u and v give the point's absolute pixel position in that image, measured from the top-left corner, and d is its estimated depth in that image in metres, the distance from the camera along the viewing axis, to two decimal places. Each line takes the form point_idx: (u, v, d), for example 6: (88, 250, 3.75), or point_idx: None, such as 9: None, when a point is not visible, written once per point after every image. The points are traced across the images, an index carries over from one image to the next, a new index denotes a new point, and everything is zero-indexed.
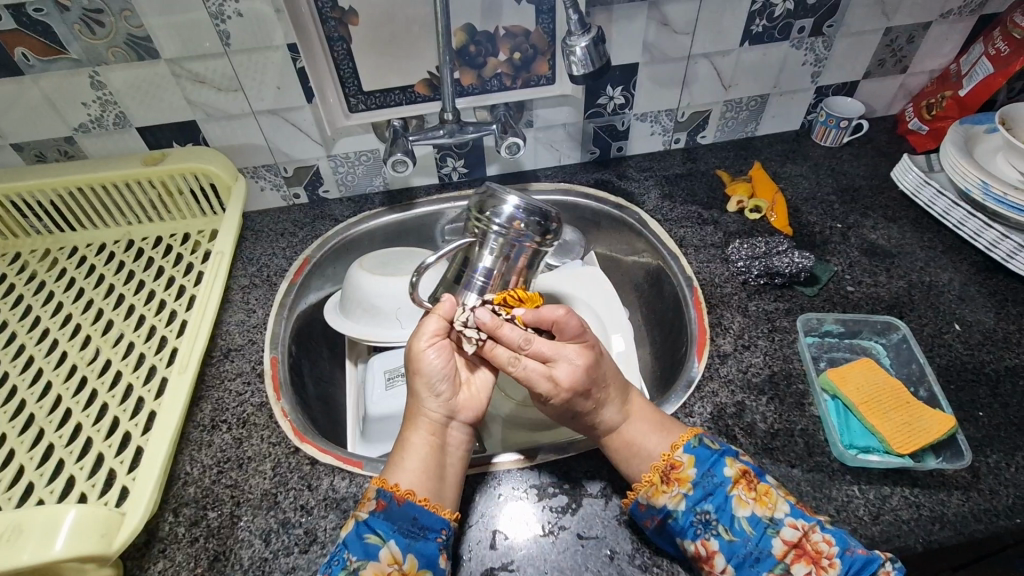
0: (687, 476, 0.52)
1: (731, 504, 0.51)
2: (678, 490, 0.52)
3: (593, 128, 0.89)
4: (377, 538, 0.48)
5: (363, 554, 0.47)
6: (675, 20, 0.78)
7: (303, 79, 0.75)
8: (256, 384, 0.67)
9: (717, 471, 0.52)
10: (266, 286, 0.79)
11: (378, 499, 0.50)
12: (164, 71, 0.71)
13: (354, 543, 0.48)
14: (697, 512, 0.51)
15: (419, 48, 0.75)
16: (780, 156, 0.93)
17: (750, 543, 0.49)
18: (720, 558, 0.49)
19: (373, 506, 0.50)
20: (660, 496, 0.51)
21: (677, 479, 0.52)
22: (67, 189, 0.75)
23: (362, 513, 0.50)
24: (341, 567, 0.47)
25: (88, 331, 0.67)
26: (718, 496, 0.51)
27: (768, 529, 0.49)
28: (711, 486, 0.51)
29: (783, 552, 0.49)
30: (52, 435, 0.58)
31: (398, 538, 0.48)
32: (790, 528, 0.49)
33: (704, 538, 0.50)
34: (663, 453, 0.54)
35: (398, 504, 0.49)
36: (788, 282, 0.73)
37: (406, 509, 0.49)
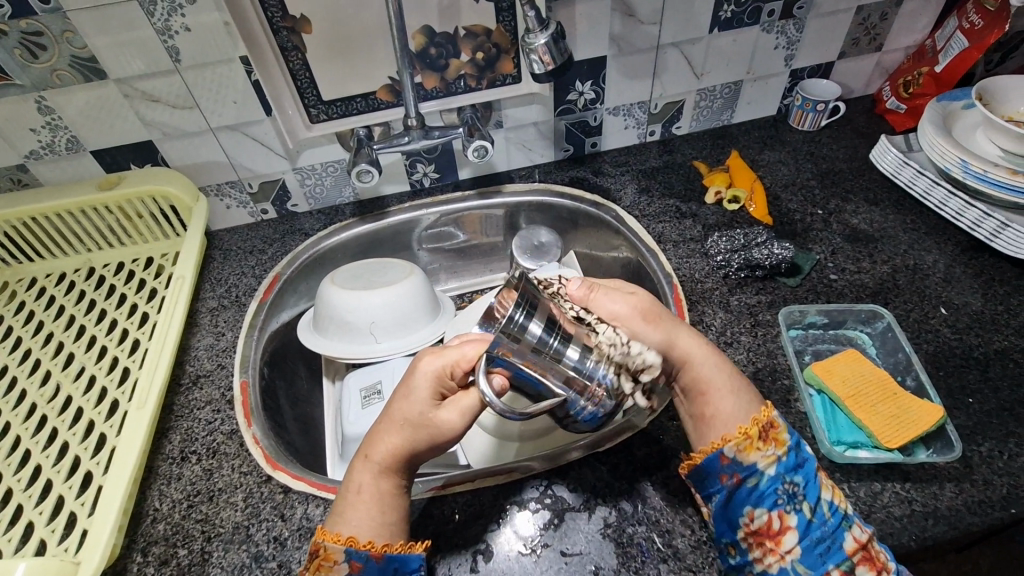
0: (784, 440, 0.49)
1: (818, 484, 0.48)
2: (772, 451, 0.48)
3: (565, 125, 0.87)
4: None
5: None
6: (641, 11, 0.76)
7: (260, 92, 0.72)
8: (225, 412, 0.65)
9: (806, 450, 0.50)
10: (235, 308, 0.76)
11: (350, 563, 0.46)
12: (113, 92, 0.69)
13: None
14: (784, 481, 0.48)
15: (378, 53, 0.73)
16: (758, 143, 0.91)
17: (826, 529, 0.46)
18: (791, 536, 0.46)
19: (346, 569, 0.46)
20: (752, 452, 0.48)
21: (774, 439, 0.49)
22: (20, 220, 0.72)
23: None
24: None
25: (48, 366, 0.65)
26: (806, 472, 0.48)
27: (845, 521, 0.47)
28: (802, 459, 0.49)
29: (853, 549, 0.45)
30: (10, 479, 0.55)
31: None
32: (860, 528, 0.47)
33: (782, 511, 0.47)
34: (758, 414, 0.50)
35: (375, 561, 0.46)
36: (769, 273, 0.71)
37: (385, 563, 0.47)
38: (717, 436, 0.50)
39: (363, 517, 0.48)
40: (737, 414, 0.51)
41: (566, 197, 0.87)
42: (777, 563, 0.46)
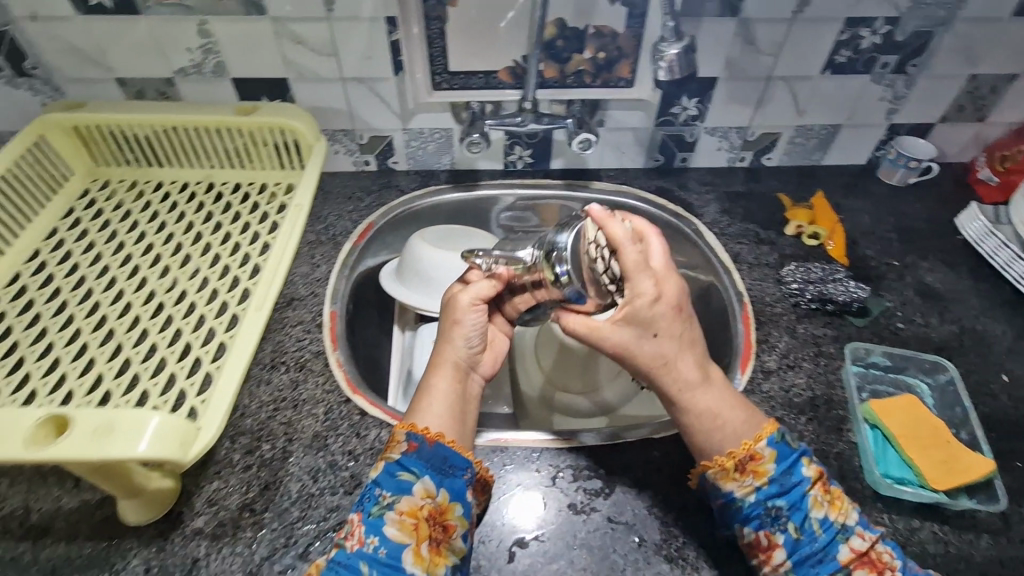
0: (764, 470, 0.51)
1: (808, 503, 0.50)
2: (751, 480, 0.51)
3: (661, 136, 0.91)
4: (410, 476, 0.50)
5: (396, 490, 0.50)
6: (761, 40, 0.79)
7: (395, 53, 0.78)
8: (314, 333, 0.71)
9: (795, 471, 0.51)
10: (330, 245, 0.82)
11: (409, 441, 0.51)
12: (267, 28, 0.75)
13: (387, 481, 0.50)
14: (767, 506, 0.50)
15: (509, 35, 0.77)
16: (843, 188, 0.94)
17: (818, 545, 0.49)
18: (781, 552, 0.49)
19: (404, 447, 0.51)
20: (728, 481, 0.51)
21: (752, 471, 0.51)
22: (162, 127, 0.79)
23: (393, 453, 0.51)
24: (374, 502, 0.49)
25: (168, 261, 0.71)
26: (793, 494, 0.50)
27: (839, 534, 0.49)
28: (788, 485, 0.50)
29: (848, 559, 0.48)
30: (130, 351, 0.62)
31: (431, 474, 0.51)
32: (858, 537, 0.49)
33: (768, 530, 0.50)
34: (745, 443, 0.51)
35: (428, 445, 0.52)
36: (839, 310, 0.74)
37: (437, 449, 0.52)
38: (705, 457, 0.53)
39: (440, 420, 0.54)
40: (739, 433, 0.52)
41: (648, 202, 0.91)
42: (772, 575, 0.50)
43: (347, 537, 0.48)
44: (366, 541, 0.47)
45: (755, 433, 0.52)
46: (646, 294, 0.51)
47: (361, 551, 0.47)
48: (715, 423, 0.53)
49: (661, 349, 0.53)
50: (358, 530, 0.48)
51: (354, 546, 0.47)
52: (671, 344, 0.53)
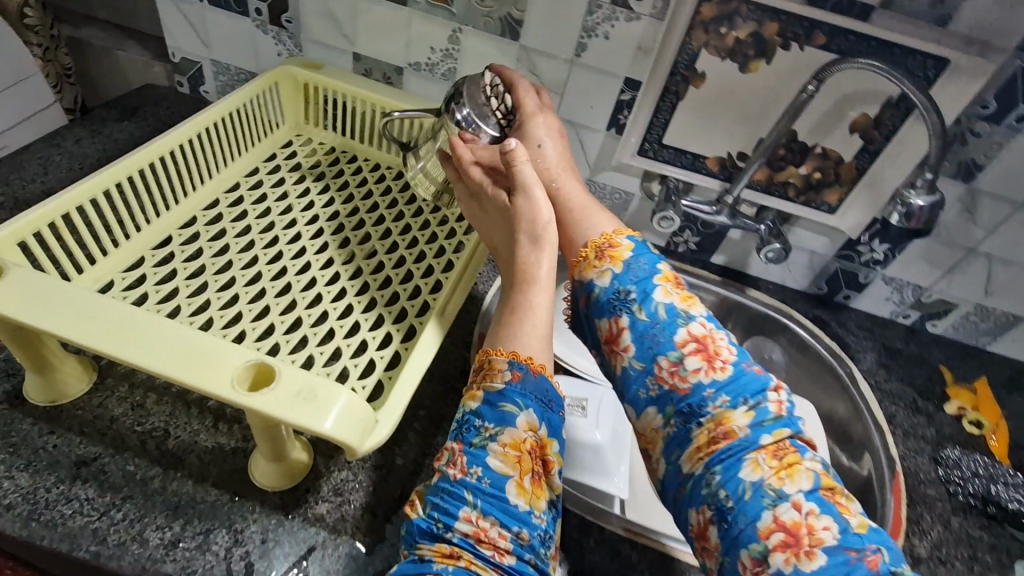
0: (656, 271, 0.59)
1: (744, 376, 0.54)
2: (607, 265, 0.60)
3: (836, 268, 0.88)
4: (513, 407, 0.51)
5: (499, 422, 0.51)
6: (983, 214, 0.77)
7: (618, 111, 0.79)
8: (462, 351, 0.70)
9: (650, 262, 0.60)
10: (489, 266, 0.82)
11: (514, 371, 0.53)
12: (512, 53, 0.78)
13: (490, 413, 0.51)
14: (755, 501, 0.48)
15: (736, 128, 0.77)
16: (1008, 382, 0.88)
17: (740, 508, 0.48)
18: (698, 381, 0.54)
19: (509, 377, 0.53)
20: (591, 271, 0.61)
21: (609, 257, 0.60)
22: (380, 108, 0.81)
23: (497, 382, 0.52)
24: (476, 434, 0.50)
25: (350, 233, 0.71)
26: (730, 463, 0.50)
27: (767, 499, 0.48)
28: (727, 454, 0.51)
29: (770, 526, 0.47)
30: (302, 311, 0.61)
31: (534, 407, 0.52)
32: (825, 529, 0.46)
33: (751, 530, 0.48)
34: (604, 235, 0.62)
35: (533, 376, 0.53)
36: (1002, 515, 0.68)
37: (540, 382, 0.54)
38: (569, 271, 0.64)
39: (538, 349, 0.55)
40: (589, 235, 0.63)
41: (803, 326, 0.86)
42: (621, 362, 0.58)
43: (450, 466, 0.50)
44: (469, 471, 0.49)
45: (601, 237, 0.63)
46: (541, 152, 0.68)
47: (466, 480, 0.48)
48: (586, 216, 0.65)
49: (567, 192, 0.67)
50: (461, 460, 0.50)
51: (458, 475, 0.49)
52: (547, 153, 0.69)
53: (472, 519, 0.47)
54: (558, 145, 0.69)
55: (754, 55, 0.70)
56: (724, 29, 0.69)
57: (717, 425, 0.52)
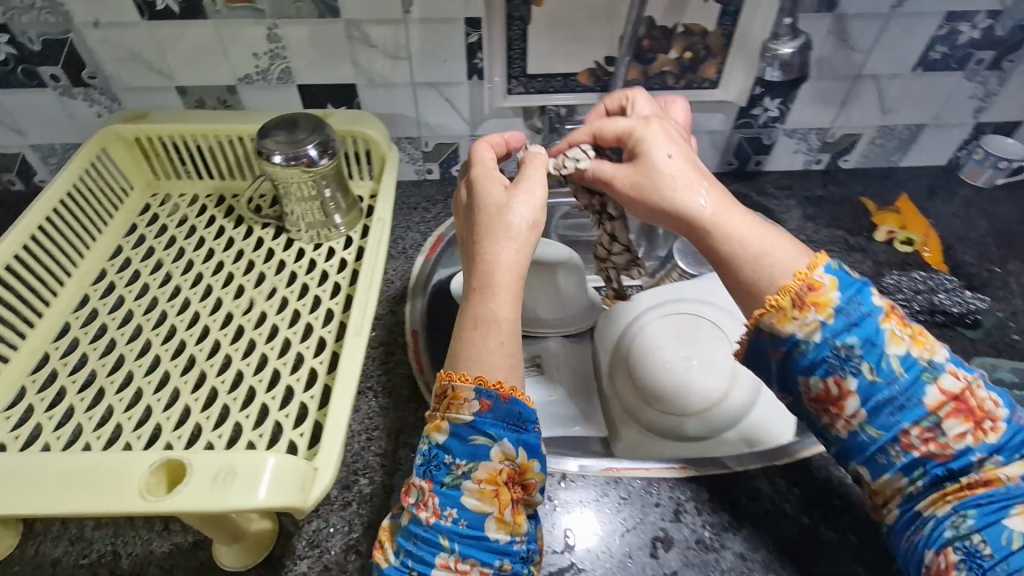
0: (828, 301, 0.44)
1: (882, 338, 0.43)
2: (814, 316, 0.43)
3: (738, 139, 0.87)
4: (484, 439, 0.44)
5: (470, 457, 0.44)
6: (855, 37, 0.76)
7: (471, 56, 0.74)
8: (398, 355, 0.67)
9: (865, 299, 0.44)
10: (402, 259, 0.78)
11: (479, 400, 0.44)
12: (339, 32, 0.71)
13: (457, 447, 0.44)
14: (834, 347, 0.43)
15: (593, 34, 0.73)
16: (927, 191, 0.90)
17: (895, 390, 0.43)
18: (854, 401, 0.44)
19: (474, 407, 0.44)
20: (787, 324, 0.44)
21: (814, 304, 0.44)
22: (228, 138, 0.74)
23: (463, 415, 0.44)
24: (446, 472, 0.44)
25: (242, 280, 0.67)
26: (864, 328, 0.43)
27: (924, 373, 0.43)
28: (856, 315, 0.43)
29: (937, 404, 0.43)
30: (214, 380, 0.57)
31: (509, 435, 0.44)
32: (950, 378, 0.43)
33: (838, 377, 0.44)
34: (799, 274, 0.44)
35: (502, 403, 0.44)
36: (952, 322, 0.69)
37: (512, 407, 0.44)
38: (750, 314, 0.46)
39: (500, 366, 0.45)
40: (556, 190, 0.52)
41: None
42: (844, 427, 0.45)
43: (420, 509, 0.44)
44: (443, 514, 0.43)
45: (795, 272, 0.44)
46: (661, 160, 0.50)
47: (438, 525, 0.43)
48: (761, 262, 0.45)
49: (674, 198, 0.49)
50: (431, 501, 0.44)
51: (431, 519, 0.44)
52: (695, 197, 0.48)
53: (450, 565, 0.43)
54: (710, 185, 0.49)
55: None
56: None
57: (916, 436, 0.43)
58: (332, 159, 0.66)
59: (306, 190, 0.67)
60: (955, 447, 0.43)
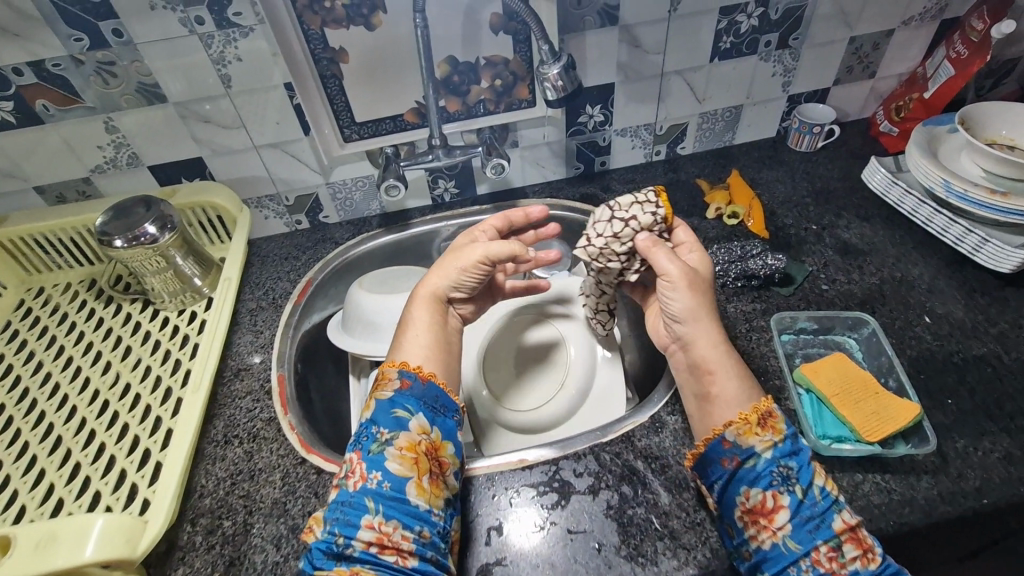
0: (780, 428, 0.51)
1: (811, 468, 0.50)
2: (770, 436, 0.50)
3: (575, 145, 0.94)
4: (404, 412, 0.53)
5: (393, 427, 0.52)
6: (646, 42, 0.83)
7: (300, 115, 0.80)
8: (264, 401, 0.72)
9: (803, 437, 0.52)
10: (272, 309, 0.84)
11: (402, 378, 0.55)
12: (172, 114, 0.78)
13: (383, 419, 0.53)
14: (779, 465, 0.49)
15: (405, 78, 0.80)
16: (758, 163, 0.98)
17: (816, 509, 0.48)
18: (783, 514, 0.48)
19: (397, 385, 0.55)
20: (751, 436, 0.50)
21: (771, 426, 0.51)
22: (86, 228, 0.81)
23: (386, 392, 0.55)
24: (372, 441, 0.52)
25: (109, 357, 0.73)
26: (801, 458, 0.50)
27: (833, 504, 0.48)
28: (797, 446, 0.51)
29: (841, 529, 0.47)
30: (78, 454, 0.62)
31: (424, 412, 0.55)
32: (849, 512, 0.48)
33: (776, 491, 0.48)
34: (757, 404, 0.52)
35: (421, 382, 0.56)
36: (764, 283, 0.76)
37: (430, 390, 0.56)
38: (718, 422, 0.52)
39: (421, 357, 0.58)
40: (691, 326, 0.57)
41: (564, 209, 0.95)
42: (765, 535, 0.48)
43: (347, 479, 0.50)
44: (369, 477, 0.50)
45: (755, 401, 0.53)
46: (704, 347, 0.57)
47: (365, 487, 0.49)
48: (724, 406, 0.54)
49: (694, 337, 0.56)
50: (358, 468, 0.51)
51: (358, 483, 0.50)
52: (702, 326, 0.55)
53: (375, 526, 0.47)
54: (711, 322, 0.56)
55: (369, 11, 0.72)
56: (328, 3, 0.71)
57: (824, 554, 0.46)
58: (174, 231, 0.72)
59: (156, 263, 0.73)
60: (849, 568, 0.45)
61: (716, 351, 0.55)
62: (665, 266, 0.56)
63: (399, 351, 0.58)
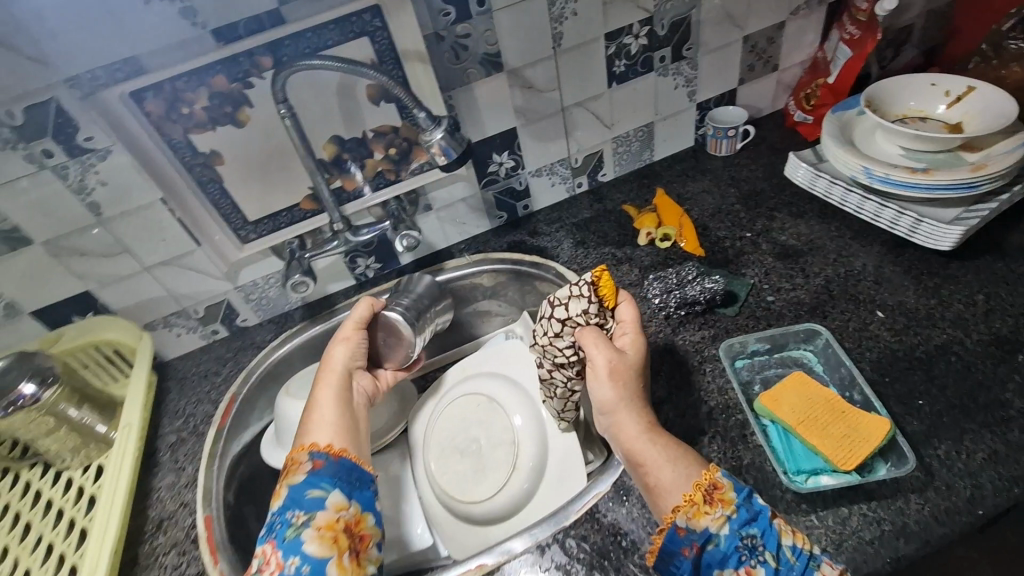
0: (730, 497, 0.47)
1: (776, 530, 0.45)
2: (722, 511, 0.46)
3: (492, 195, 0.90)
4: (320, 492, 0.52)
5: (309, 508, 0.51)
6: (538, 82, 0.80)
7: (186, 226, 0.75)
8: (190, 553, 0.64)
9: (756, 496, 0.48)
10: (194, 438, 0.76)
11: (313, 460, 0.55)
12: (43, 254, 0.71)
13: (299, 502, 0.51)
14: (742, 537, 0.45)
15: (292, 168, 0.75)
16: (682, 176, 0.95)
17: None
18: None
19: (309, 467, 0.54)
20: (702, 518, 0.46)
21: (720, 499, 0.47)
22: None
23: (296, 477, 0.54)
24: (288, 526, 0.49)
25: (4, 541, 0.64)
26: (762, 521, 0.46)
27: (811, 561, 0.44)
28: (755, 510, 0.46)
29: None
30: None
31: (341, 487, 0.54)
32: (830, 565, 0.44)
33: (749, 566, 0.44)
34: (700, 478, 0.48)
35: (334, 460, 0.56)
36: (708, 307, 0.71)
37: (343, 465, 0.56)
38: (666, 511, 0.48)
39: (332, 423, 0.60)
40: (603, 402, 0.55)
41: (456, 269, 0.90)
42: None
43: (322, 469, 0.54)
44: (286, 563, 0.47)
45: (696, 476, 0.49)
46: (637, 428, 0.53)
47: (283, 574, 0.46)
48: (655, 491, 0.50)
49: (620, 428, 0.54)
50: (274, 556, 0.48)
51: (275, 571, 0.47)
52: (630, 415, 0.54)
53: None
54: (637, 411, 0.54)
55: (233, 108, 0.68)
56: (186, 109, 0.66)
57: None
58: (57, 384, 0.66)
59: (43, 424, 0.65)
60: None
61: (640, 438, 0.52)
62: (590, 352, 0.56)
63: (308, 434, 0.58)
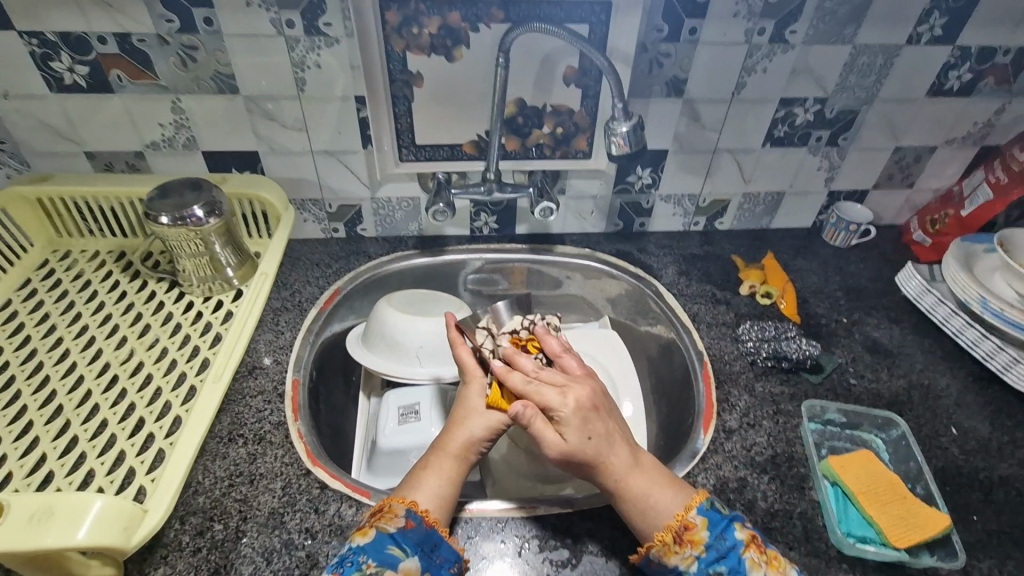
0: (699, 538, 0.52)
1: (745, 567, 0.50)
2: (689, 550, 0.52)
3: (619, 202, 0.96)
4: (398, 551, 0.49)
5: (382, 562, 0.48)
6: (705, 118, 0.86)
7: (364, 128, 0.82)
8: (276, 404, 0.69)
9: (728, 533, 0.52)
10: (295, 311, 0.82)
11: (406, 518, 0.51)
12: (240, 106, 0.79)
13: (375, 550, 0.49)
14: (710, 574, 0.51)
15: (472, 112, 0.82)
16: (792, 250, 0.99)
17: None
18: None
19: (401, 523, 0.51)
20: (671, 556, 0.52)
21: (689, 540, 0.52)
22: (129, 200, 0.80)
23: (388, 525, 0.50)
24: (357, 569, 0.47)
25: (126, 332, 0.71)
26: (731, 558, 0.51)
27: None
28: (724, 549, 0.51)
29: None
30: (77, 428, 0.60)
31: (420, 557, 0.50)
32: None
33: None
34: (679, 513, 0.53)
35: (424, 526, 0.52)
36: (794, 367, 0.76)
37: (430, 534, 0.52)
38: (643, 542, 0.53)
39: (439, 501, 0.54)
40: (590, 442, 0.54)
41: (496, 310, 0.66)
42: None
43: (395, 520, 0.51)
44: None
45: (683, 508, 0.54)
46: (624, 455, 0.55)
47: None
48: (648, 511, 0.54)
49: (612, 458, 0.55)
50: None
51: None
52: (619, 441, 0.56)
53: None
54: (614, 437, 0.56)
55: (453, 44, 0.75)
56: (416, 30, 0.74)
57: None
58: (220, 218, 0.72)
59: (194, 246, 0.73)
60: None
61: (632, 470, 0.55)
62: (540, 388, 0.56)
63: (412, 491, 0.54)
